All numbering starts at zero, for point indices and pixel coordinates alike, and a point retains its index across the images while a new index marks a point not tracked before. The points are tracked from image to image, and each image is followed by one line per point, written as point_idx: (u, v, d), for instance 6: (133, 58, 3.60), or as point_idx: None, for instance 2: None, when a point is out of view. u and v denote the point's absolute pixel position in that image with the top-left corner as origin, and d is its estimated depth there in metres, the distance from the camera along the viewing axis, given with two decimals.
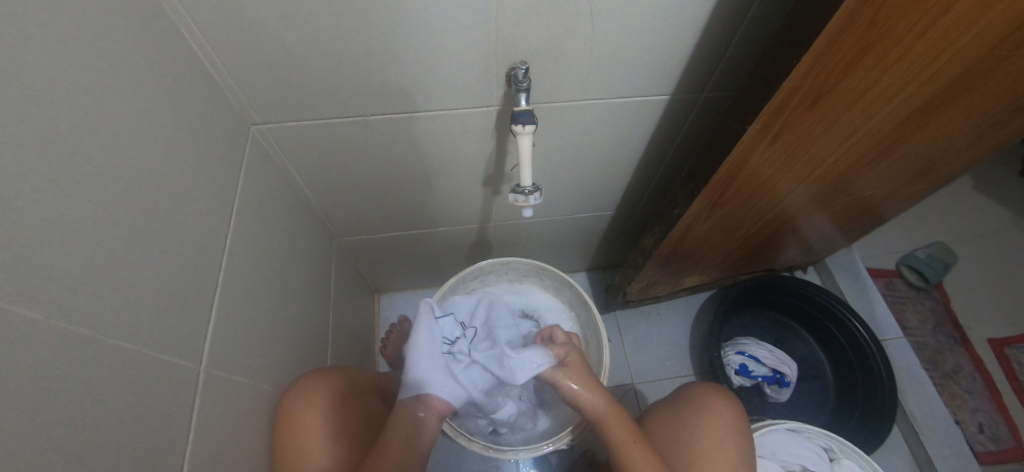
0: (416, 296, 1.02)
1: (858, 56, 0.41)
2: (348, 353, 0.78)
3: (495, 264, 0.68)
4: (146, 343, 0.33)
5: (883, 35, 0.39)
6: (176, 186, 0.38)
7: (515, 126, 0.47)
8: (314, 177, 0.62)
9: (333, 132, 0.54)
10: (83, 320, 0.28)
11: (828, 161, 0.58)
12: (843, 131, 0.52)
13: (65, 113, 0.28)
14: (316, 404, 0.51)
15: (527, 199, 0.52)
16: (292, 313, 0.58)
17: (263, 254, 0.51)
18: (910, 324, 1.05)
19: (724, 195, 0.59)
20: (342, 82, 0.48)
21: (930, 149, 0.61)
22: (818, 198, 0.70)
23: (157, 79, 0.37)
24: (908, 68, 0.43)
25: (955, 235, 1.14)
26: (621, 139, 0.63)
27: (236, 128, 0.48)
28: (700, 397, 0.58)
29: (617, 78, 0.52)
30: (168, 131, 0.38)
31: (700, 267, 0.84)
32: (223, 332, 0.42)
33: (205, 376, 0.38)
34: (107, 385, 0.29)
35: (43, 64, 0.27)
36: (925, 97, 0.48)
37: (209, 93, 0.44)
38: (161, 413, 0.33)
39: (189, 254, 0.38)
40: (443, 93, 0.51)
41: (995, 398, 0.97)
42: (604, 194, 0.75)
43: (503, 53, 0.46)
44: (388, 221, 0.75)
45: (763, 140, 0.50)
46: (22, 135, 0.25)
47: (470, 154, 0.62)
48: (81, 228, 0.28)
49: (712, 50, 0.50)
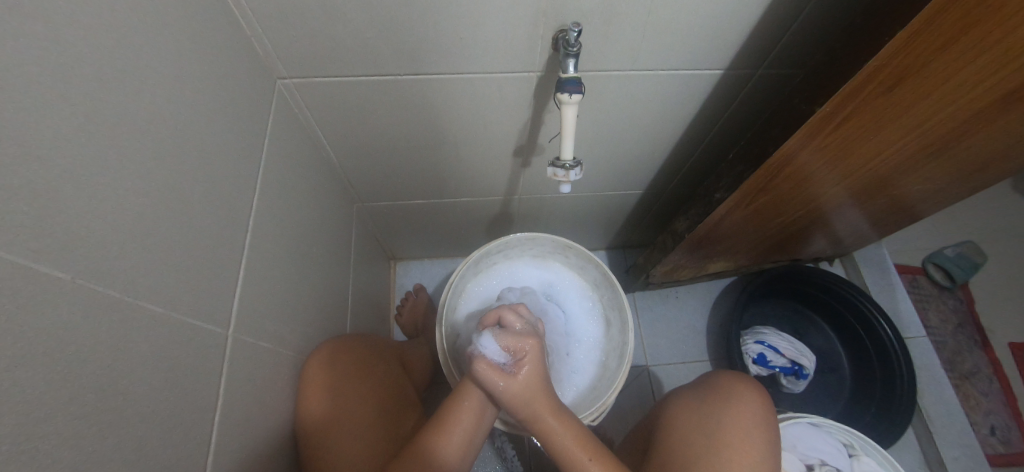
0: (433, 265, 1.01)
1: (958, 34, 0.36)
2: (365, 320, 0.77)
3: (522, 238, 0.66)
4: (177, 307, 0.31)
5: (991, 17, 0.34)
6: (202, 141, 0.35)
7: (561, 94, 0.43)
8: (339, 137, 0.59)
9: (363, 92, 0.51)
10: (113, 280, 0.26)
11: (885, 153, 0.55)
12: (910, 122, 0.48)
13: (87, 56, 0.25)
14: (322, 392, 0.49)
15: (566, 174, 0.49)
16: (315, 277, 0.56)
17: (288, 216, 0.49)
18: (932, 322, 1.03)
19: (772, 182, 0.56)
20: (375, 37, 0.44)
21: (995, 145, 0.57)
22: (862, 191, 0.66)
23: (184, 22, 0.34)
24: (1002, 57, 0.38)
25: (989, 234, 1.10)
26: (664, 114, 0.59)
27: (263, 81, 0.45)
28: (726, 386, 0.57)
29: (673, 47, 0.48)
30: (196, 82, 0.35)
31: (728, 254, 0.81)
32: (250, 296, 0.40)
33: (233, 341, 0.37)
34: (137, 350, 0.28)
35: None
36: (1012, 90, 0.43)
37: (237, 42, 0.41)
38: (190, 378, 0.32)
39: (217, 214, 0.36)
40: (482, 54, 0.47)
41: (1010, 401, 0.96)
42: (637, 172, 0.72)
43: (554, 12, 0.42)
44: (411, 188, 0.72)
45: (827, 125, 0.46)
46: (28, 69, 0.22)
47: (505, 122, 0.58)
48: (112, 186, 0.26)
49: (781, 21, 0.46)
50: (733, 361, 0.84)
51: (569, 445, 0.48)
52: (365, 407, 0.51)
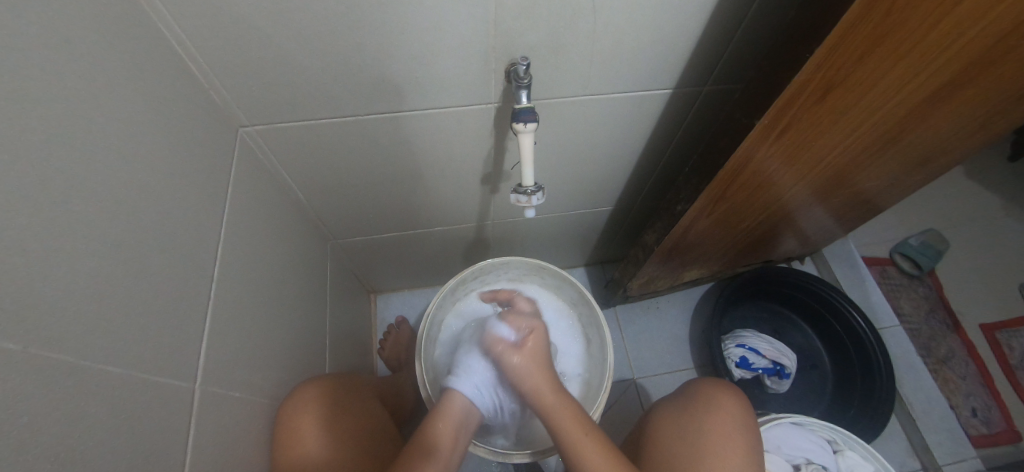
0: (413, 295, 1.01)
1: (872, 46, 0.39)
2: (347, 358, 0.77)
3: (495, 263, 0.68)
4: (139, 366, 0.31)
5: (893, 28, 0.38)
6: (161, 196, 0.35)
7: (516, 124, 0.45)
8: (307, 179, 0.59)
9: (326, 133, 0.52)
10: (67, 348, 0.26)
11: (830, 155, 0.58)
12: (848, 125, 0.51)
13: (35, 126, 0.25)
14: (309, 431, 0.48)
15: (529, 198, 0.50)
16: (289, 320, 0.56)
17: (257, 262, 0.50)
18: (905, 310, 1.06)
19: (728, 190, 0.59)
20: (334, 81, 0.45)
21: (931, 140, 0.61)
22: (819, 191, 0.69)
23: (135, 81, 0.34)
24: (918, 60, 0.42)
25: (948, 221, 1.15)
26: (621, 134, 0.61)
27: (223, 130, 0.46)
28: (705, 393, 0.58)
29: (620, 72, 0.50)
30: (151, 138, 0.35)
31: (700, 262, 0.84)
32: (218, 346, 0.40)
33: (200, 394, 0.37)
34: (96, 414, 0.27)
35: None
36: (933, 88, 0.47)
37: (194, 96, 0.42)
38: (155, 438, 0.32)
39: (177, 268, 0.36)
40: (439, 92, 0.49)
41: (987, 382, 0.98)
42: (603, 190, 0.74)
43: (502, 48, 0.44)
44: (384, 221, 0.73)
45: (771, 134, 0.49)
46: None
47: (469, 153, 0.60)
48: (65, 251, 0.26)
49: (717, 43, 0.49)
50: (716, 366, 0.85)
51: (585, 448, 0.49)
52: (352, 456, 0.49)
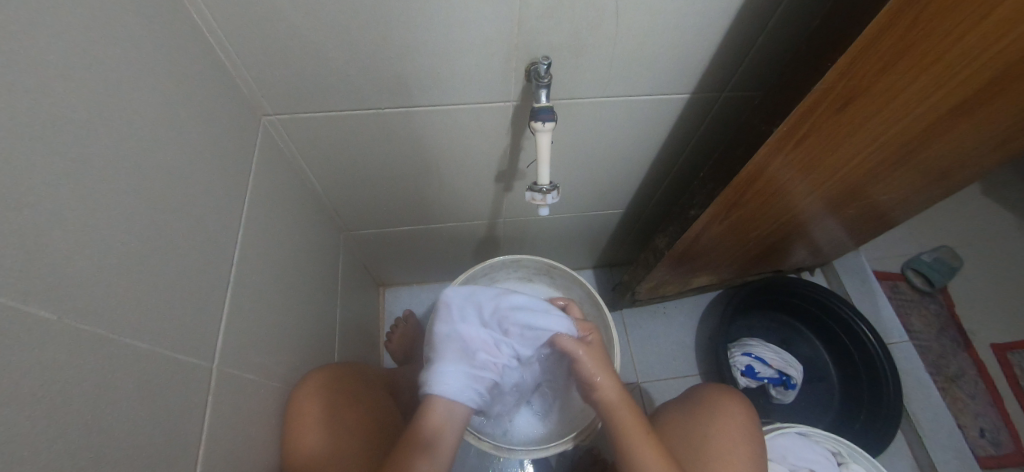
0: (421, 290, 1.02)
1: (898, 55, 0.39)
2: (355, 349, 0.77)
3: (505, 261, 0.68)
4: (162, 343, 0.32)
5: (921, 39, 0.37)
6: (188, 179, 0.36)
7: (535, 123, 0.45)
8: (324, 169, 0.60)
9: (345, 125, 0.53)
10: (100, 321, 0.27)
11: (847, 166, 0.57)
12: (867, 135, 0.51)
13: (74, 106, 0.26)
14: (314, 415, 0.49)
15: (544, 197, 0.51)
16: (302, 307, 0.57)
17: (274, 249, 0.50)
18: (916, 327, 1.05)
19: (742, 197, 0.59)
20: (357, 74, 0.46)
21: (950, 154, 0.60)
22: (833, 202, 0.69)
23: (168, 66, 0.35)
24: (943, 71, 0.41)
25: (963, 238, 1.14)
26: (637, 137, 0.61)
27: (247, 119, 0.47)
28: (710, 398, 0.57)
29: (640, 75, 0.51)
30: (181, 123, 0.36)
31: (710, 268, 0.83)
32: (234, 329, 0.41)
33: (217, 374, 0.38)
34: (121, 387, 0.28)
35: (31, 39, 0.24)
36: (956, 100, 0.46)
37: (222, 84, 0.43)
38: (175, 414, 0.32)
39: (200, 250, 0.37)
40: (459, 88, 0.49)
41: (997, 402, 0.97)
42: (616, 192, 0.74)
43: (524, 47, 0.45)
44: (397, 215, 0.74)
45: (789, 141, 0.49)
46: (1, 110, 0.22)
47: (484, 149, 0.60)
48: (98, 228, 0.27)
49: (738, 50, 0.49)
50: (722, 374, 0.85)
51: (626, 423, 0.54)
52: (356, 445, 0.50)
